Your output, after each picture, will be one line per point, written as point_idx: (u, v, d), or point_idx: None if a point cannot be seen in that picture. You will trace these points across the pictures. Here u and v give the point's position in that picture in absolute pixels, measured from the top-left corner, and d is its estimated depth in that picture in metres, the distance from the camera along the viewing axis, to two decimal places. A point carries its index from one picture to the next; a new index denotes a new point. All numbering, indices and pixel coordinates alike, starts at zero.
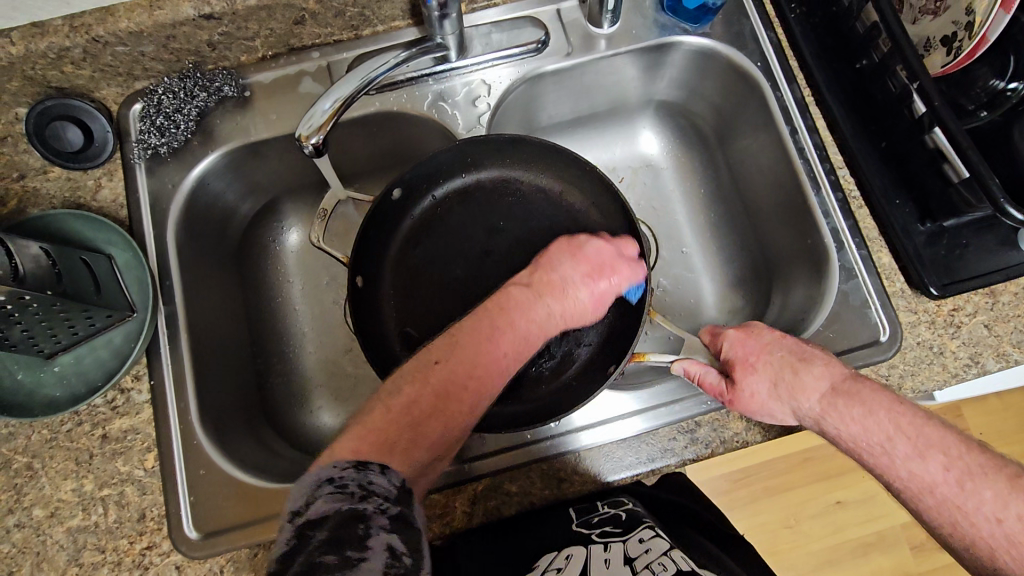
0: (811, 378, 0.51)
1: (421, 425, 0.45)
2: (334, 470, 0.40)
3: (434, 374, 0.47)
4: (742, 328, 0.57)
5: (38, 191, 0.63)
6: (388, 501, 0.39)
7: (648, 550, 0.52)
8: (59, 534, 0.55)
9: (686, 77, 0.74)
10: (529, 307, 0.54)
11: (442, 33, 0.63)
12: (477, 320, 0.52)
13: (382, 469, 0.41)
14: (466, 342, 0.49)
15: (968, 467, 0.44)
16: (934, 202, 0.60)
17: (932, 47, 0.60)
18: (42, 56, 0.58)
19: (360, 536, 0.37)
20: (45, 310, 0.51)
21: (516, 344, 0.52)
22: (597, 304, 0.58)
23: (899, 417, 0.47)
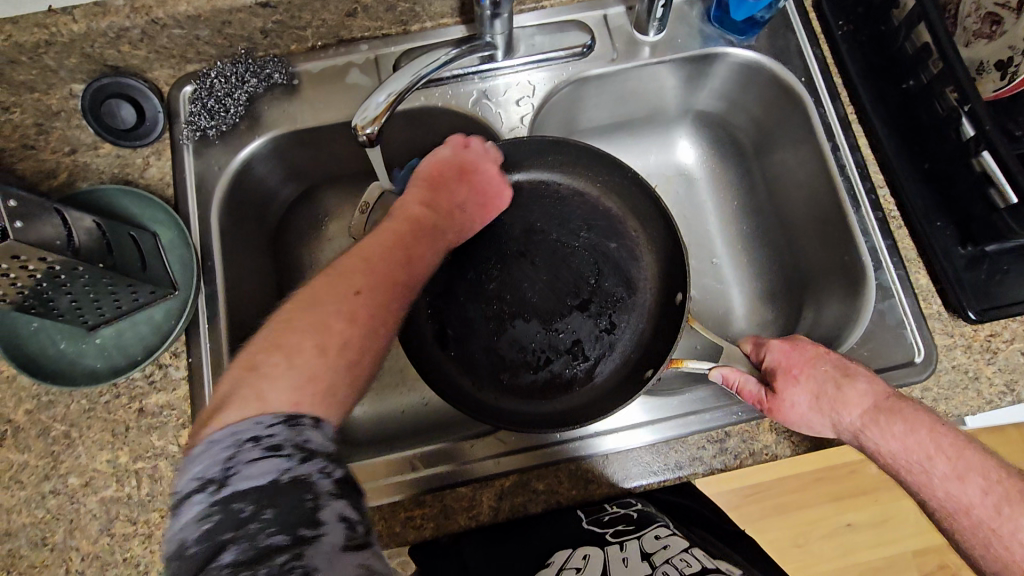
0: (854, 394, 0.50)
1: (331, 368, 0.44)
2: (258, 428, 0.38)
3: (334, 320, 0.46)
4: (787, 338, 0.55)
5: (87, 166, 0.64)
6: (329, 465, 0.38)
7: (666, 547, 0.55)
8: (92, 503, 0.56)
9: (727, 89, 0.75)
10: (412, 247, 0.54)
11: (492, 32, 0.64)
12: (360, 265, 0.50)
13: (316, 424, 0.40)
14: (353, 281, 0.49)
15: (1007, 492, 0.45)
16: (977, 228, 0.60)
17: (985, 70, 0.60)
18: (102, 35, 0.60)
19: (309, 511, 0.35)
20: (94, 282, 0.52)
21: (409, 261, 0.53)
22: (480, 214, 0.63)
23: (943, 437, 0.47)
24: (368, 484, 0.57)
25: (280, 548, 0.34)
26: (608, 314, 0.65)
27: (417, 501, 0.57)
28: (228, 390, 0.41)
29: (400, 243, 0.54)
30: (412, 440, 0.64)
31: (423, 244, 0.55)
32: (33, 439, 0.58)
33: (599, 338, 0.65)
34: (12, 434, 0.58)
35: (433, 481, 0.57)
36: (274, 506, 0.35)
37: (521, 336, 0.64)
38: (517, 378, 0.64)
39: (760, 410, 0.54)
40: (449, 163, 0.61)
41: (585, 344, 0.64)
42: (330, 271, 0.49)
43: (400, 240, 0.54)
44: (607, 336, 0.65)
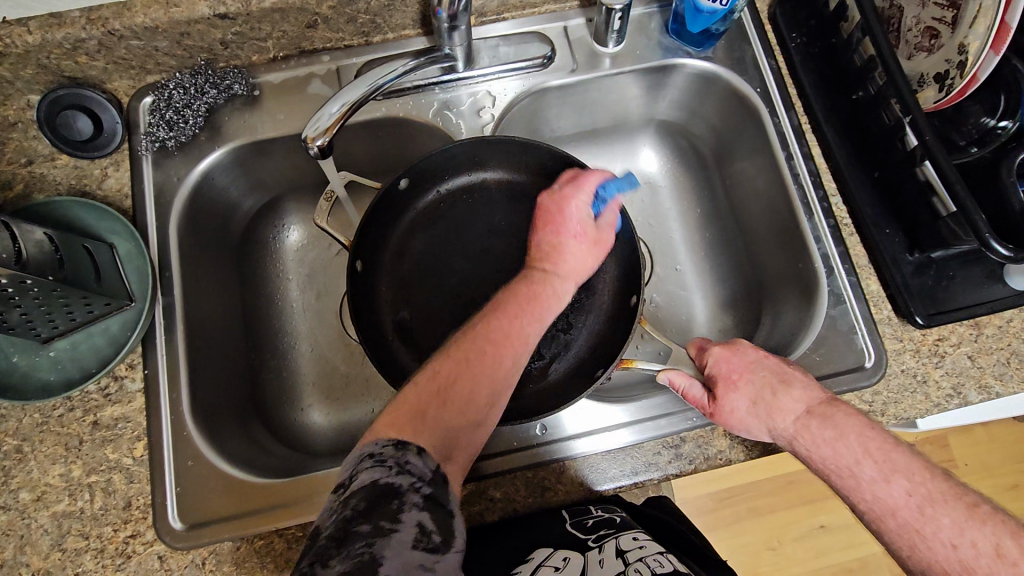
0: (788, 400, 0.51)
1: (443, 405, 0.43)
2: (376, 446, 0.40)
3: (441, 364, 0.46)
4: (728, 343, 0.57)
5: (44, 177, 0.64)
6: (421, 480, 0.39)
7: (642, 547, 0.52)
8: (44, 518, 0.56)
9: (687, 99, 0.76)
10: (534, 287, 0.52)
11: (451, 45, 0.64)
12: (488, 312, 0.50)
13: (420, 451, 0.40)
14: (474, 331, 0.48)
15: (930, 493, 0.45)
16: (923, 234, 0.61)
17: (926, 83, 0.62)
18: (58, 46, 0.59)
19: (393, 511, 0.36)
20: (44, 295, 0.52)
21: (538, 300, 0.51)
22: (595, 242, 0.55)
23: (868, 439, 0.48)
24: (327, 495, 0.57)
25: (365, 535, 0.35)
26: (565, 316, 0.66)
27: None
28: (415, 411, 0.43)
29: (531, 279, 0.53)
30: None
31: (546, 289, 0.52)
32: None
33: (555, 337, 0.65)
34: None
35: None
36: (365, 501, 0.37)
37: None
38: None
39: (706, 415, 0.55)
40: (551, 208, 0.55)
41: (541, 343, 0.65)
42: (463, 327, 0.50)
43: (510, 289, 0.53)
44: (565, 335, 0.66)
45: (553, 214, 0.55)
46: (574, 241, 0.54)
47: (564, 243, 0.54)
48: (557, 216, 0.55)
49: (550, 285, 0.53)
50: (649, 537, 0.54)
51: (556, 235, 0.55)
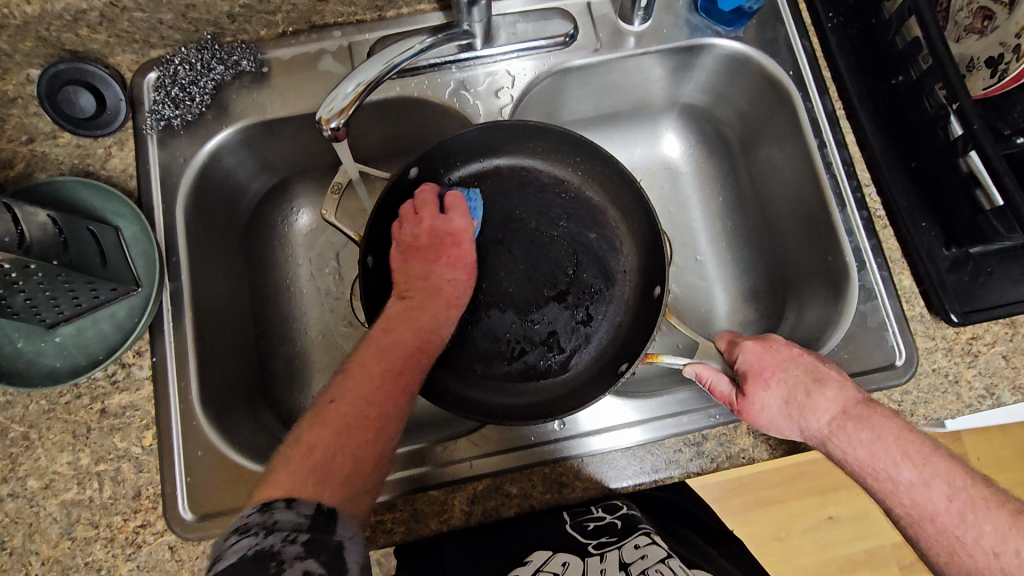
0: (823, 400, 0.49)
1: (334, 458, 0.44)
2: (242, 518, 0.39)
3: (333, 413, 0.46)
4: (760, 338, 0.55)
5: (46, 155, 0.61)
6: (295, 531, 0.38)
7: (644, 556, 0.53)
8: (52, 506, 0.55)
9: (714, 81, 0.72)
10: (416, 317, 0.55)
11: (470, 20, 0.61)
12: (373, 355, 0.51)
13: (288, 503, 0.39)
14: (360, 373, 0.50)
15: (971, 498, 0.44)
16: (961, 228, 0.59)
17: (976, 67, 0.58)
18: (58, 18, 0.57)
19: (271, 574, 0.35)
20: (49, 280, 0.50)
21: (415, 336, 0.54)
22: (465, 270, 0.60)
23: (907, 443, 0.46)
24: None
25: None
26: (583, 307, 0.64)
27: (388, 505, 0.56)
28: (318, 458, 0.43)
29: (409, 312, 0.55)
30: None
31: (427, 320, 0.55)
32: None
33: (575, 330, 0.63)
34: None
35: (405, 484, 0.56)
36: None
37: (497, 330, 0.63)
38: (490, 368, 0.62)
39: (733, 411, 0.53)
40: (432, 232, 0.59)
41: (559, 336, 0.63)
42: (342, 372, 0.50)
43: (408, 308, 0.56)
44: (583, 326, 0.64)
45: (432, 241, 0.59)
46: (445, 271, 0.59)
47: (437, 271, 0.59)
48: (442, 248, 0.59)
49: (437, 311, 0.57)
50: (649, 538, 0.55)
51: (430, 262, 0.59)
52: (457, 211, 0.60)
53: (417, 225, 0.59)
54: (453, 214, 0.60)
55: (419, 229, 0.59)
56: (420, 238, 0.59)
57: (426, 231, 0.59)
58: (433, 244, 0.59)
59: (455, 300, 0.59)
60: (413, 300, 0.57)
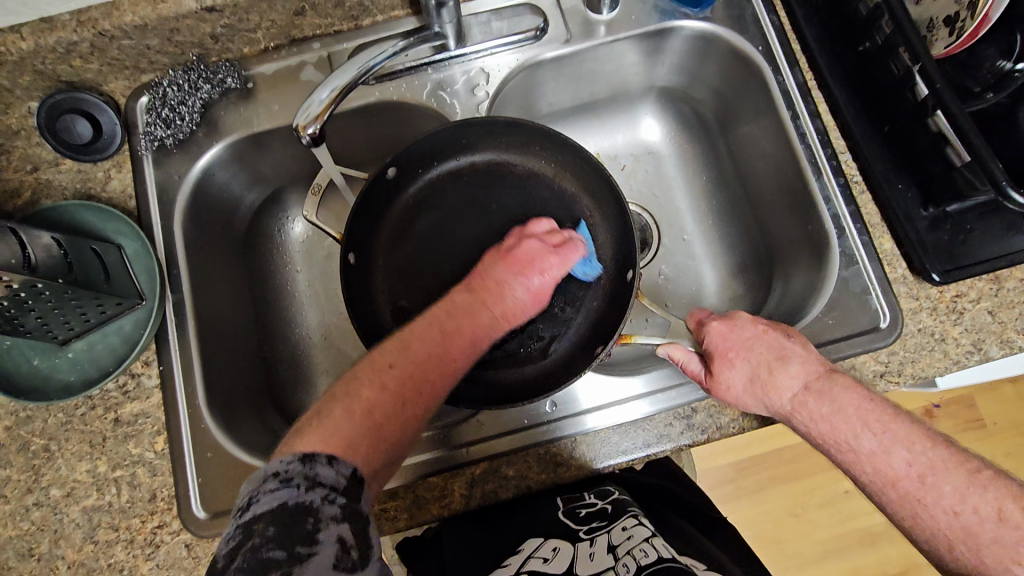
0: (786, 377, 0.50)
1: (384, 426, 0.44)
2: (281, 465, 0.39)
3: (392, 376, 0.46)
4: (725, 318, 0.55)
5: (50, 182, 0.65)
6: (333, 491, 0.38)
7: (630, 537, 0.55)
8: (75, 512, 0.58)
9: (686, 62, 0.74)
10: (474, 315, 0.52)
11: (440, 22, 0.63)
12: (428, 323, 0.50)
13: (330, 460, 0.39)
14: (420, 347, 0.48)
15: (931, 462, 0.45)
16: (937, 187, 0.59)
17: (935, 27, 0.59)
18: (52, 51, 0.60)
19: (308, 532, 0.36)
20: (57, 299, 0.53)
21: (473, 331, 0.51)
22: (536, 299, 0.56)
23: (867, 413, 0.47)
24: None
25: (277, 563, 0.34)
26: (563, 294, 0.65)
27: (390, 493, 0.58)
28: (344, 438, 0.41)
29: (478, 300, 0.53)
30: None
31: (486, 319, 0.53)
32: (13, 454, 0.59)
33: (558, 314, 0.65)
34: None
35: (404, 473, 0.58)
36: (275, 523, 0.36)
37: None
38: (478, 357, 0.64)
39: (704, 390, 0.55)
40: (525, 252, 0.57)
41: (540, 323, 0.64)
42: (399, 339, 0.49)
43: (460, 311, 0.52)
44: (563, 312, 0.65)
45: (522, 260, 0.56)
46: (522, 293, 0.55)
47: (514, 285, 0.55)
48: (527, 268, 0.56)
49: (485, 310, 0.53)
50: (638, 521, 0.57)
51: (521, 278, 0.55)
52: (560, 255, 0.58)
53: (517, 245, 0.58)
54: (553, 254, 0.57)
55: (517, 250, 0.58)
56: (517, 252, 0.57)
57: (524, 249, 0.57)
58: (523, 262, 0.56)
59: (512, 318, 0.55)
60: (474, 291, 0.54)
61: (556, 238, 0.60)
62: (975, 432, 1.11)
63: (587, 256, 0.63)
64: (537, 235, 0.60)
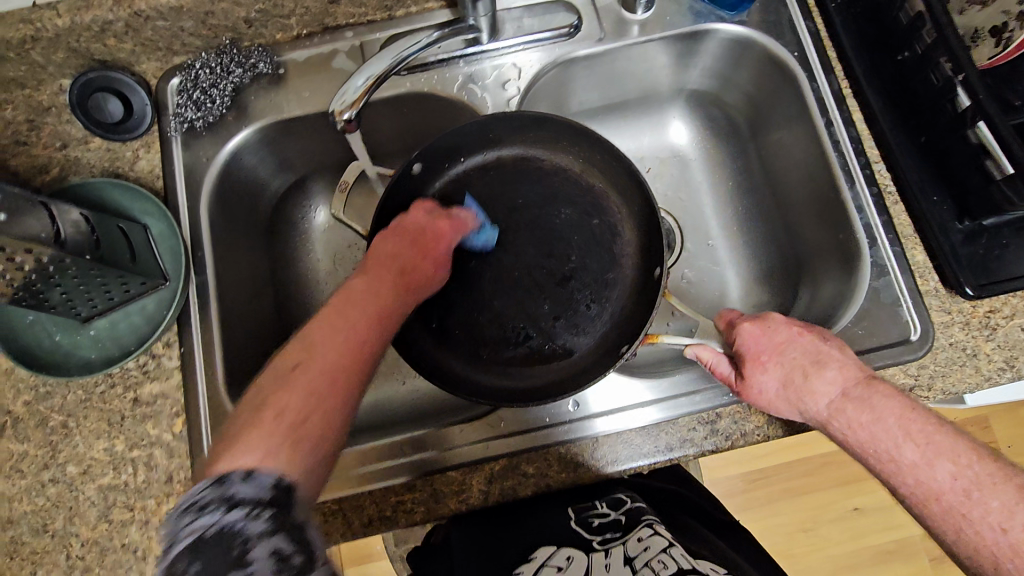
0: (822, 383, 0.49)
1: (302, 424, 0.39)
2: (195, 493, 0.35)
3: (304, 371, 0.41)
4: (757, 319, 0.55)
5: (78, 160, 0.65)
6: (258, 506, 0.34)
7: (647, 548, 0.56)
8: (91, 491, 0.58)
9: (719, 65, 0.73)
10: (383, 282, 0.49)
11: (475, 15, 0.63)
12: (329, 314, 0.45)
13: (246, 475, 0.35)
14: (327, 341, 0.43)
15: (976, 476, 0.44)
16: (974, 201, 0.58)
17: (979, 37, 0.58)
18: (87, 29, 0.60)
19: (235, 557, 0.32)
20: (82, 275, 0.53)
21: (377, 305, 0.47)
22: (438, 266, 0.56)
23: (909, 423, 0.46)
24: (362, 470, 0.58)
25: None
26: (588, 293, 0.64)
27: (409, 485, 0.57)
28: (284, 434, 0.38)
29: (371, 276, 0.49)
30: (402, 427, 0.65)
31: (388, 294, 0.49)
32: (32, 430, 0.59)
33: (582, 313, 0.64)
34: (12, 425, 0.59)
35: (421, 466, 0.58)
36: (202, 556, 0.32)
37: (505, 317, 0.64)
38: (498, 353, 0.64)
39: (734, 393, 0.54)
40: (416, 223, 0.57)
41: (563, 321, 0.64)
42: (302, 336, 0.44)
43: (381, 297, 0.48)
44: (588, 310, 0.64)
45: (416, 232, 0.56)
46: (401, 262, 0.53)
47: (422, 262, 0.54)
48: (419, 235, 0.56)
49: (403, 288, 0.51)
50: (654, 530, 0.58)
51: (416, 254, 0.54)
52: (452, 224, 0.59)
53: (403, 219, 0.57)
54: (445, 220, 0.58)
55: (410, 220, 0.57)
56: (409, 225, 0.56)
57: (417, 220, 0.57)
58: (420, 237, 0.56)
59: (417, 290, 0.53)
60: (368, 272, 0.50)
61: (452, 216, 0.59)
62: None
63: (482, 224, 0.62)
64: (423, 214, 0.58)
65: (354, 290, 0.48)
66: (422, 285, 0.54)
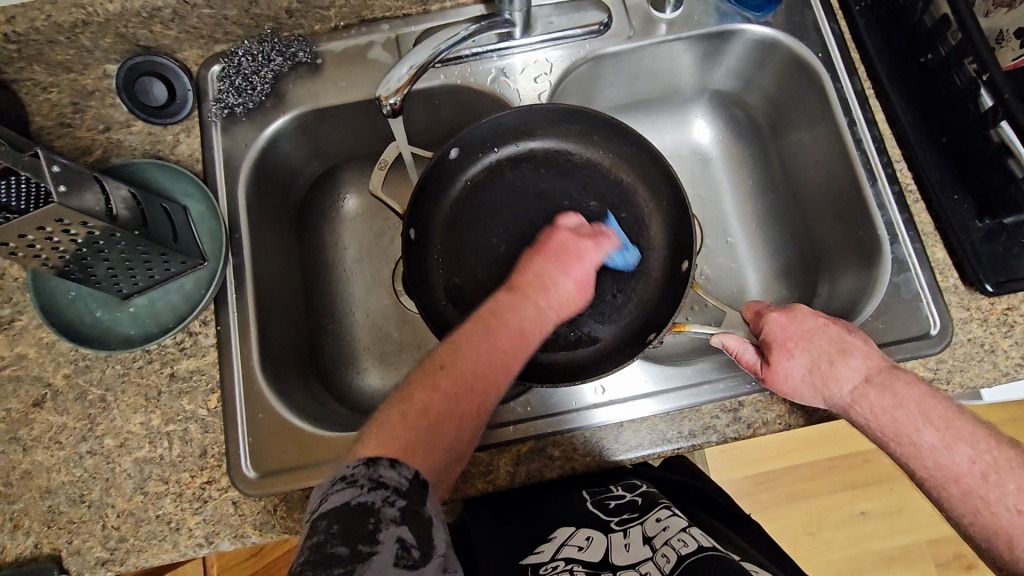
0: (847, 369, 0.50)
1: (439, 424, 0.44)
2: (346, 468, 0.39)
3: (444, 377, 0.46)
4: (784, 310, 0.56)
5: (121, 142, 0.67)
6: (393, 493, 0.38)
7: (666, 528, 0.56)
8: (127, 463, 0.59)
9: (744, 66, 0.75)
10: (522, 307, 0.52)
11: (511, 9, 0.65)
12: (475, 330, 0.49)
13: (392, 463, 0.39)
14: (471, 346, 0.48)
15: (996, 460, 0.45)
16: (994, 199, 0.60)
17: (1004, 40, 0.60)
18: (136, 15, 0.62)
19: (370, 532, 0.35)
20: (129, 249, 0.54)
21: (522, 322, 0.52)
22: (581, 290, 0.56)
23: (929, 408, 0.47)
24: None
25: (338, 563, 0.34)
26: (614, 284, 0.66)
27: None
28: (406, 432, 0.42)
29: (521, 296, 0.53)
30: None
31: (531, 312, 0.53)
32: (71, 403, 0.60)
33: (608, 303, 0.65)
34: (51, 397, 0.61)
35: None
36: (339, 522, 0.36)
37: None
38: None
39: (759, 381, 0.55)
40: (561, 243, 0.58)
41: (588, 310, 0.65)
42: (446, 342, 0.49)
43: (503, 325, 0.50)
44: (614, 300, 0.65)
45: (557, 250, 0.57)
46: (568, 285, 0.56)
47: (557, 277, 0.55)
48: (572, 259, 0.57)
49: (533, 307, 0.53)
50: (671, 513, 0.58)
51: (561, 270, 0.56)
52: (594, 243, 0.59)
53: (548, 238, 0.59)
54: (589, 241, 0.59)
55: (551, 240, 0.58)
56: (552, 245, 0.58)
57: (559, 239, 0.58)
58: (560, 255, 0.57)
59: (559, 311, 0.55)
60: (513, 290, 0.54)
61: (587, 229, 0.60)
62: None
63: (622, 244, 0.64)
64: (568, 228, 0.60)
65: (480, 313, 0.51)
66: (567, 306, 0.56)
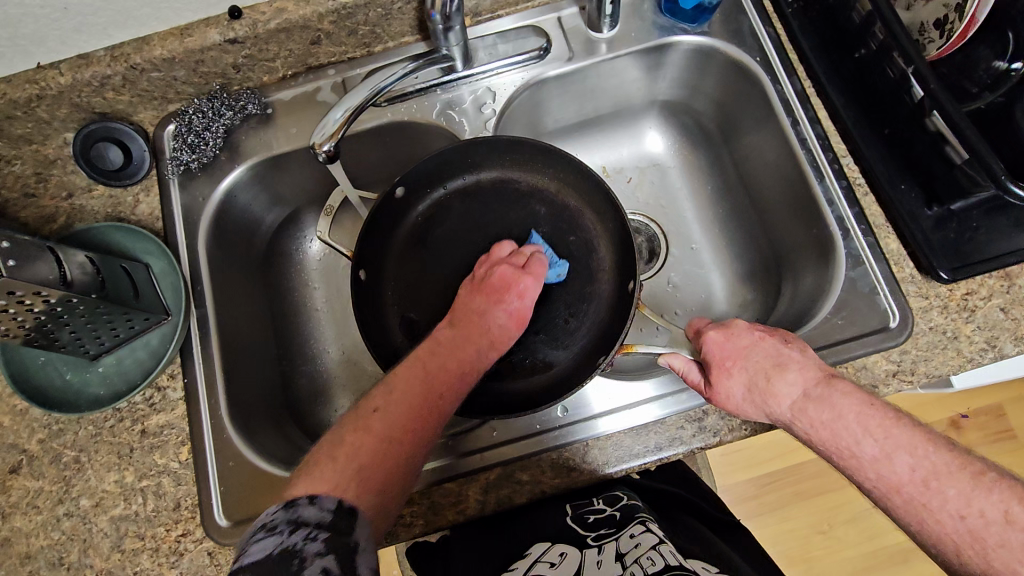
0: (784, 384, 0.50)
1: (367, 470, 0.45)
2: (267, 516, 0.41)
3: (377, 421, 0.48)
4: (722, 326, 0.56)
5: (83, 208, 0.69)
6: (316, 529, 0.39)
7: (638, 544, 0.57)
8: (103, 522, 0.60)
9: (686, 75, 0.76)
10: (462, 346, 0.55)
11: (448, 45, 0.66)
12: (413, 375, 0.52)
13: (311, 500, 0.41)
14: (403, 392, 0.50)
15: (934, 466, 0.44)
16: (941, 186, 0.60)
17: (926, 31, 0.61)
18: (87, 85, 0.64)
19: (294, 567, 0.37)
20: (90, 313, 0.56)
21: (459, 364, 0.54)
22: (518, 321, 0.59)
23: (867, 418, 0.46)
24: None
25: None
26: (569, 305, 0.66)
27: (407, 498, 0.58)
28: (347, 469, 0.45)
29: (461, 334, 0.56)
30: None
31: (473, 352, 0.55)
32: (46, 466, 0.62)
33: (567, 324, 0.66)
34: (27, 463, 0.62)
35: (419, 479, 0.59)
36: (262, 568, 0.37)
37: None
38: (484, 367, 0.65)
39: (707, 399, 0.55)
40: (500, 277, 0.60)
41: (548, 332, 0.66)
42: (385, 384, 0.52)
43: (431, 368, 0.52)
44: (567, 323, 0.66)
45: (497, 286, 0.60)
46: (503, 319, 0.59)
47: (494, 313, 0.58)
48: (504, 292, 0.59)
49: (472, 349, 0.55)
50: (646, 526, 0.59)
51: (499, 304, 0.59)
52: (530, 274, 0.61)
53: (488, 274, 0.62)
54: (526, 274, 0.61)
55: (492, 275, 0.61)
56: (491, 279, 0.61)
57: (500, 275, 0.61)
58: (497, 287, 0.60)
59: (499, 344, 0.58)
60: (457, 328, 0.57)
61: (521, 257, 0.63)
62: (1004, 442, 1.10)
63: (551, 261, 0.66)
64: (504, 260, 0.63)
65: (422, 355, 0.54)
66: (504, 339, 0.58)
